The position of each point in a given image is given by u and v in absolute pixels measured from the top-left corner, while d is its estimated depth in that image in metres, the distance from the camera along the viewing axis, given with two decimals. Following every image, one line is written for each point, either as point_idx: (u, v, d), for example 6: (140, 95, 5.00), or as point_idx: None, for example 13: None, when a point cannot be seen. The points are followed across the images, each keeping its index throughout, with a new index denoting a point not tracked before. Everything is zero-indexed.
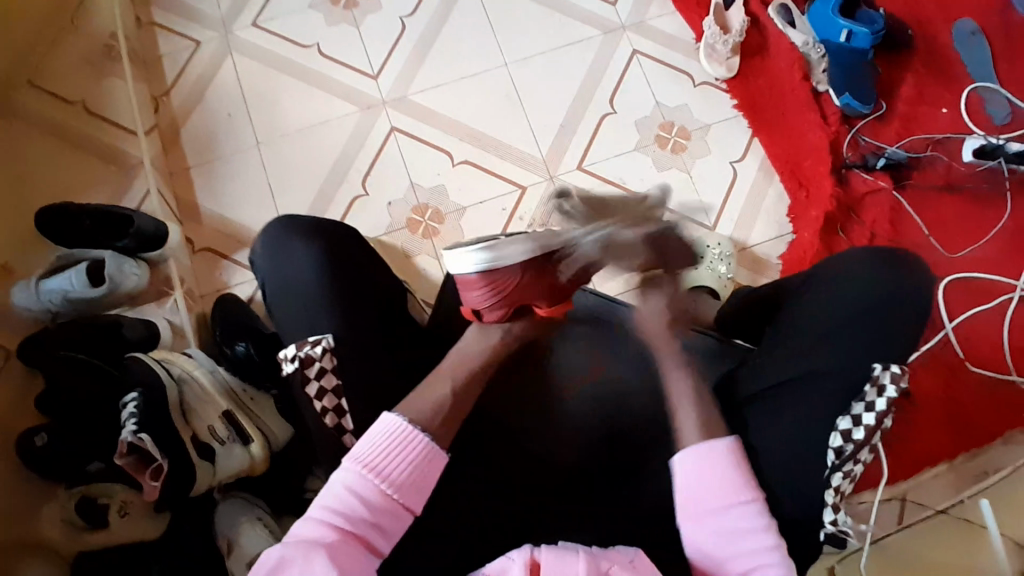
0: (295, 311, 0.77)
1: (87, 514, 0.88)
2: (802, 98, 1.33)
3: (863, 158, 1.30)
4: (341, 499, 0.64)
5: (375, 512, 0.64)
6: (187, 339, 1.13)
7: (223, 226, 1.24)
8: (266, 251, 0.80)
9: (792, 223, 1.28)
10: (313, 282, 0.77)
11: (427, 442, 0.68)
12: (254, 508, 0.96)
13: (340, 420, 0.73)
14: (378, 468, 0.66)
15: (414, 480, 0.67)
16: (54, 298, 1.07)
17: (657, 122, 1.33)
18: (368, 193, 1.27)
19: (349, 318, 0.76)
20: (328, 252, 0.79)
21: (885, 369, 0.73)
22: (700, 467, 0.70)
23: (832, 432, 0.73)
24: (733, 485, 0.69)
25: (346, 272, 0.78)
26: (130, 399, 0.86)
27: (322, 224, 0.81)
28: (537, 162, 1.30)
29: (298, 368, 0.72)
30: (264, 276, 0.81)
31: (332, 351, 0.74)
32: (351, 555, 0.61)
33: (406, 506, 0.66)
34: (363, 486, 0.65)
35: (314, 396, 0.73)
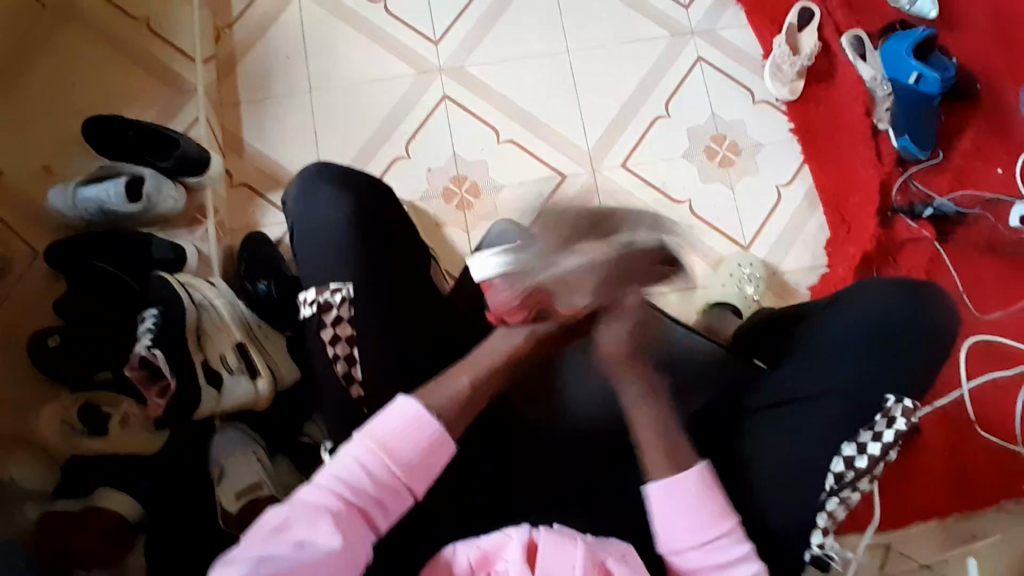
0: (317, 255, 0.75)
1: (88, 419, 0.91)
2: (861, 133, 1.29)
3: (911, 205, 1.27)
4: (350, 472, 0.61)
5: (381, 490, 0.61)
6: (211, 268, 1.13)
7: (263, 164, 1.25)
8: (297, 194, 0.79)
9: (828, 256, 1.26)
10: (336, 224, 0.76)
11: (440, 428, 0.63)
12: (253, 442, 0.97)
13: (350, 368, 0.70)
14: (391, 448, 0.62)
15: (423, 463, 0.63)
16: (90, 207, 1.08)
17: (710, 133, 1.31)
18: (410, 156, 1.27)
19: (371, 269, 0.74)
20: (351, 199, 0.78)
21: (898, 402, 0.72)
22: (679, 502, 0.64)
23: (835, 457, 0.71)
24: (705, 516, 0.63)
25: (370, 220, 0.77)
26: (150, 314, 0.91)
27: (353, 175, 0.81)
28: (583, 153, 1.29)
29: (315, 313, 0.72)
30: (289, 219, 0.80)
31: (351, 301, 0.73)
32: (352, 528, 0.59)
33: (412, 490, 0.63)
34: (373, 462, 0.61)
35: (326, 341, 0.71)
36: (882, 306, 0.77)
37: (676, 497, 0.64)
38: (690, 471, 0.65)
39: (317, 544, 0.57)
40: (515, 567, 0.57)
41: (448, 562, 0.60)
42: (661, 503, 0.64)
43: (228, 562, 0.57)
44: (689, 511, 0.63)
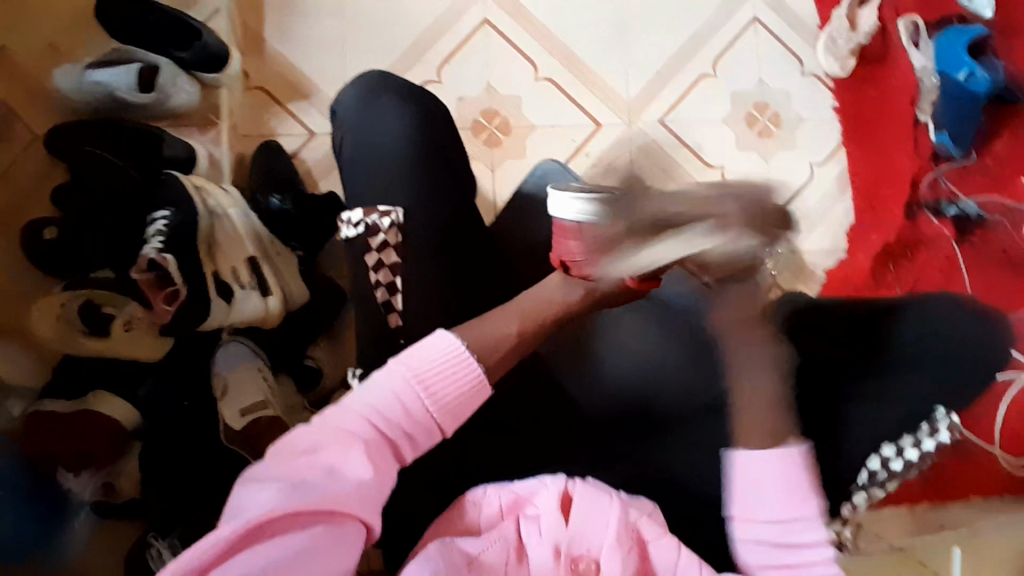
0: (364, 169, 0.72)
1: (88, 318, 0.84)
2: (905, 123, 1.24)
3: (938, 201, 1.22)
4: (385, 401, 0.57)
5: (413, 424, 0.58)
6: (223, 175, 1.07)
7: (285, 70, 1.17)
8: (354, 101, 0.75)
9: (849, 241, 1.26)
10: (393, 143, 0.72)
11: (479, 369, 0.60)
12: (258, 356, 0.94)
13: (392, 296, 0.67)
14: (428, 382, 0.58)
15: (459, 402, 0.59)
16: (97, 91, 0.99)
17: (754, 100, 1.27)
18: (441, 81, 1.20)
19: (421, 195, 0.71)
20: (412, 118, 0.74)
21: (946, 416, 0.72)
22: (772, 475, 0.61)
23: (872, 455, 0.71)
24: (795, 497, 0.61)
25: (431, 143, 0.73)
26: (161, 218, 0.85)
27: (414, 91, 0.76)
28: (622, 103, 1.23)
29: (363, 235, 0.68)
30: (341, 130, 0.75)
31: (400, 227, 0.69)
32: (382, 460, 0.56)
33: (443, 429, 0.59)
34: (408, 395, 0.58)
35: (370, 267, 0.68)
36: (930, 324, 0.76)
37: (771, 470, 0.61)
38: (795, 450, 0.62)
39: (346, 470, 0.54)
40: (548, 515, 0.58)
41: (475, 505, 0.60)
42: (744, 470, 0.62)
43: (247, 489, 0.53)
44: (780, 488, 0.61)
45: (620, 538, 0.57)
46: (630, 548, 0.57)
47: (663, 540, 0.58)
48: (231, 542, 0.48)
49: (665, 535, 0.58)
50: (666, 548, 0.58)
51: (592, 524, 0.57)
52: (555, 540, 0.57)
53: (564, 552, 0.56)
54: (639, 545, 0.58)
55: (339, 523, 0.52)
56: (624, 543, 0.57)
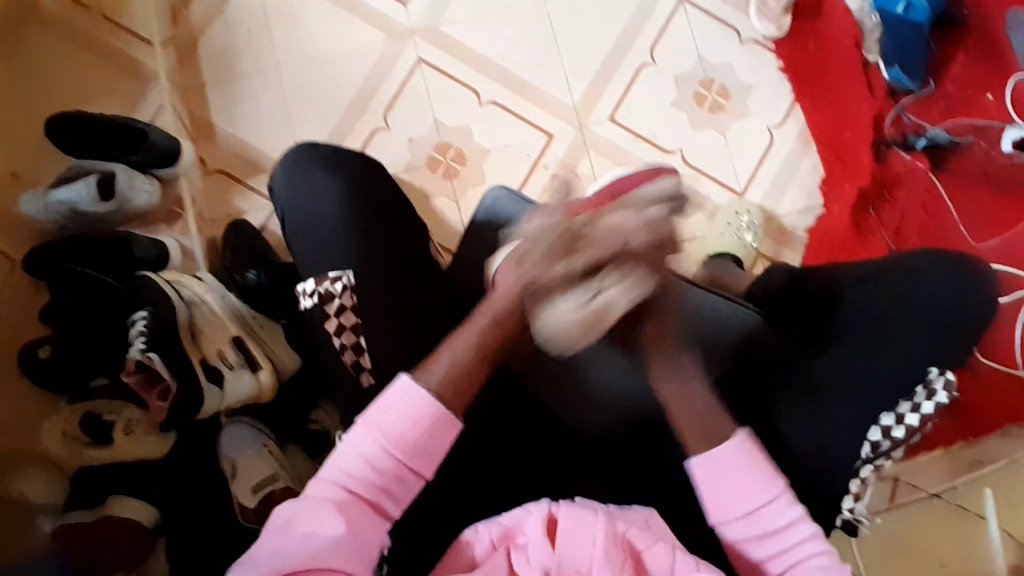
0: (304, 247, 0.75)
1: (90, 429, 0.90)
2: (853, 67, 1.24)
3: (904, 136, 1.22)
4: (355, 461, 0.60)
5: (386, 477, 0.60)
6: (197, 263, 1.10)
7: (238, 148, 1.20)
8: (286, 177, 0.77)
9: (825, 195, 1.23)
10: (328, 210, 0.75)
11: (437, 404, 0.61)
12: (261, 433, 0.95)
13: (358, 357, 0.70)
14: (393, 432, 0.60)
15: (427, 442, 0.61)
16: (62, 209, 1.04)
17: (698, 77, 1.27)
18: (389, 127, 1.22)
19: (367, 257, 0.73)
20: (344, 182, 0.76)
21: (940, 375, 0.72)
22: (722, 474, 0.64)
23: (873, 428, 0.72)
24: (760, 479, 0.64)
25: (366, 202, 0.76)
26: (140, 318, 0.88)
27: (342, 154, 0.79)
28: (569, 109, 1.24)
29: (318, 304, 0.72)
30: (280, 204, 0.78)
31: (353, 288, 0.73)
32: (359, 519, 0.58)
33: (417, 473, 0.61)
34: (376, 451, 0.60)
35: (332, 332, 0.71)
36: (921, 282, 0.74)
37: (717, 471, 0.64)
38: (732, 441, 0.65)
39: (323, 536, 0.56)
40: (533, 541, 0.59)
41: (469, 544, 0.61)
42: (705, 474, 0.64)
43: (238, 571, 0.56)
44: (731, 487, 0.64)
45: (611, 551, 0.58)
46: (624, 559, 0.59)
47: (657, 546, 0.60)
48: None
49: (657, 542, 0.61)
50: (660, 552, 0.60)
51: (577, 543, 0.59)
52: (542, 565, 0.58)
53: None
54: (632, 556, 0.60)
55: None
56: (616, 558, 0.58)
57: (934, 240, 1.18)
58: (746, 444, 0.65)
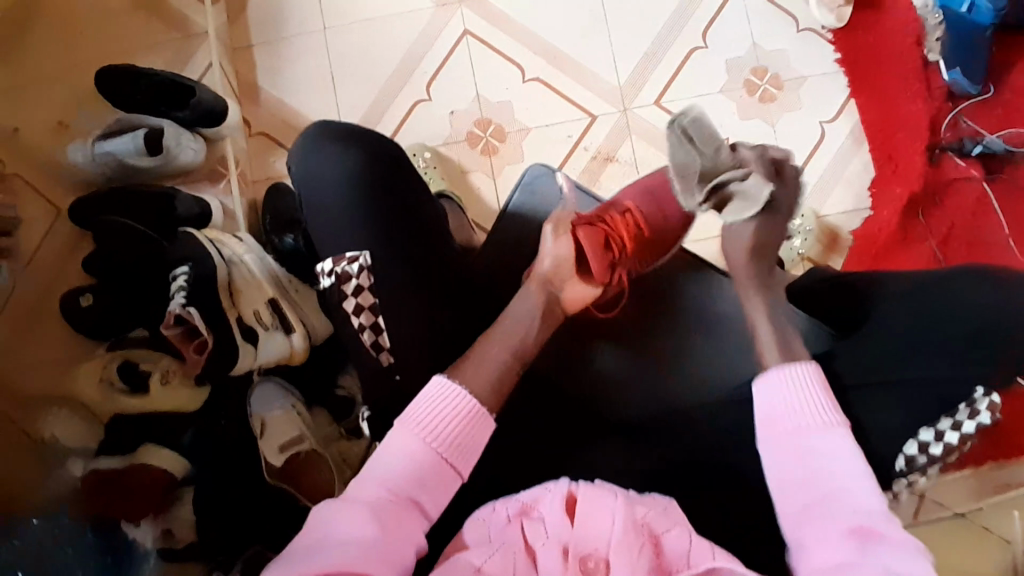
0: (329, 220, 0.76)
1: (127, 377, 0.91)
2: (909, 65, 1.20)
3: (960, 141, 1.17)
4: (395, 461, 0.63)
5: (427, 474, 0.63)
6: (237, 223, 1.11)
7: (281, 112, 1.20)
8: (302, 152, 0.78)
9: (872, 197, 1.19)
10: (353, 181, 0.75)
11: (472, 401, 0.66)
12: (289, 394, 0.98)
13: (376, 337, 0.72)
14: (431, 430, 0.64)
15: (462, 441, 0.65)
16: (109, 161, 1.06)
17: (749, 65, 1.23)
18: (431, 98, 1.22)
19: (390, 230, 0.74)
20: (366, 155, 0.76)
21: (986, 395, 0.69)
22: (785, 388, 0.70)
23: (909, 440, 0.70)
24: (818, 401, 0.68)
25: (386, 177, 0.76)
26: (180, 274, 0.89)
27: (356, 131, 0.79)
28: (614, 91, 1.22)
29: (335, 284, 0.73)
30: (298, 178, 0.79)
31: (370, 269, 0.73)
32: (397, 514, 0.60)
33: (456, 470, 0.64)
34: (415, 449, 0.63)
35: (350, 312, 0.73)
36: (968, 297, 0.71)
37: (785, 391, 0.70)
38: (802, 364, 0.70)
39: (362, 527, 0.58)
40: (553, 518, 0.60)
41: (487, 520, 0.62)
42: (769, 392, 0.71)
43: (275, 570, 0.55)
44: (791, 414, 0.68)
45: (628, 533, 0.58)
46: (643, 542, 0.58)
47: (675, 530, 0.60)
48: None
49: (676, 526, 0.61)
50: (678, 537, 0.60)
51: (595, 520, 0.59)
52: (560, 539, 0.59)
53: (572, 552, 0.58)
54: (652, 540, 0.59)
55: None
56: (633, 541, 0.58)
57: (983, 253, 1.14)
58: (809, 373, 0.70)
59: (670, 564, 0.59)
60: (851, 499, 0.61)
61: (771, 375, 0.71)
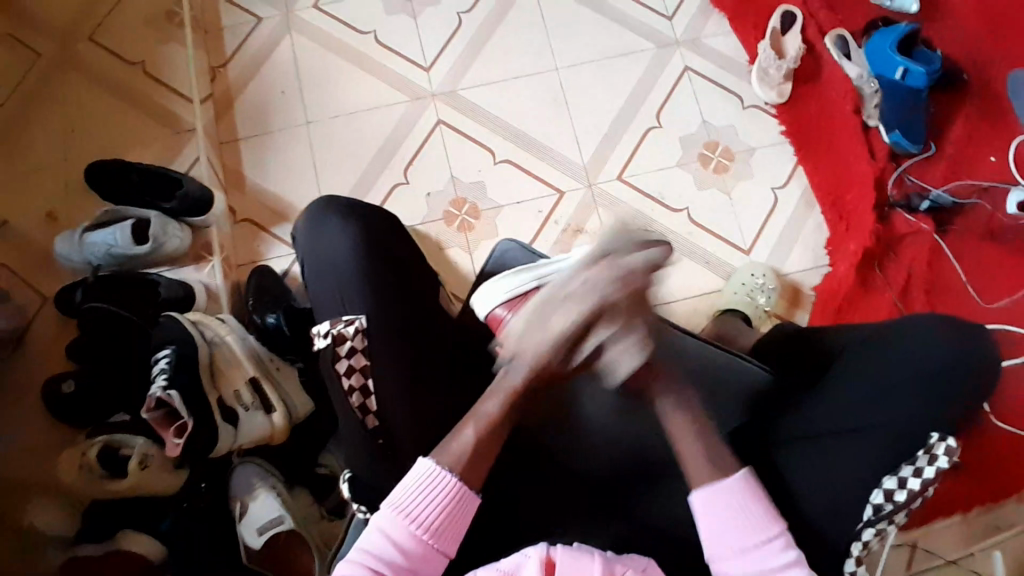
0: (327, 288, 0.79)
1: (110, 463, 0.90)
2: (850, 133, 1.29)
3: (908, 198, 1.25)
4: (378, 545, 0.65)
5: (412, 558, 0.65)
6: (220, 305, 1.14)
7: (265, 198, 1.26)
8: (308, 231, 0.83)
9: (830, 255, 1.26)
10: (346, 256, 0.80)
11: (454, 479, 0.67)
12: (269, 475, 0.96)
13: (365, 399, 0.73)
14: (412, 514, 0.66)
15: (444, 520, 0.66)
16: (97, 251, 1.11)
17: (703, 140, 1.33)
18: (409, 181, 1.29)
19: (376, 305, 0.77)
20: (360, 231, 0.81)
21: (942, 440, 0.70)
22: (727, 507, 0.67)
23: (875, 490, 0.71)
24: (756, 518, 0.66)
25: (379, 253, 0.81)
26: (164, 355, 0.91)
27: (356, 208, 0.84)
28: (579, 168, 1.30)
29: (330, 345, 0.74)
30: (301, 254, 0.84)
31: (364, 332, 0.75)
32: None
33: (444, 551, 0.66)
34: (399, 533, 0.65)
35: (342, 373, 0.73)
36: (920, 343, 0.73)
37: (716, 506, 0.67)
38: (730, 480, 0.68)
39: None
40: None
41: None
42: (704, 509, 0.67)
43: None
44: (732, 533, 0.66)
45: None
46: None
47: None
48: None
49: None
50: None
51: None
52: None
53: None
54: None
55: None
56: None
57: (941, 299, 1.20)
58: (745, 481, 0.67)
59: None
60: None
61: (703, 490, 0.68)
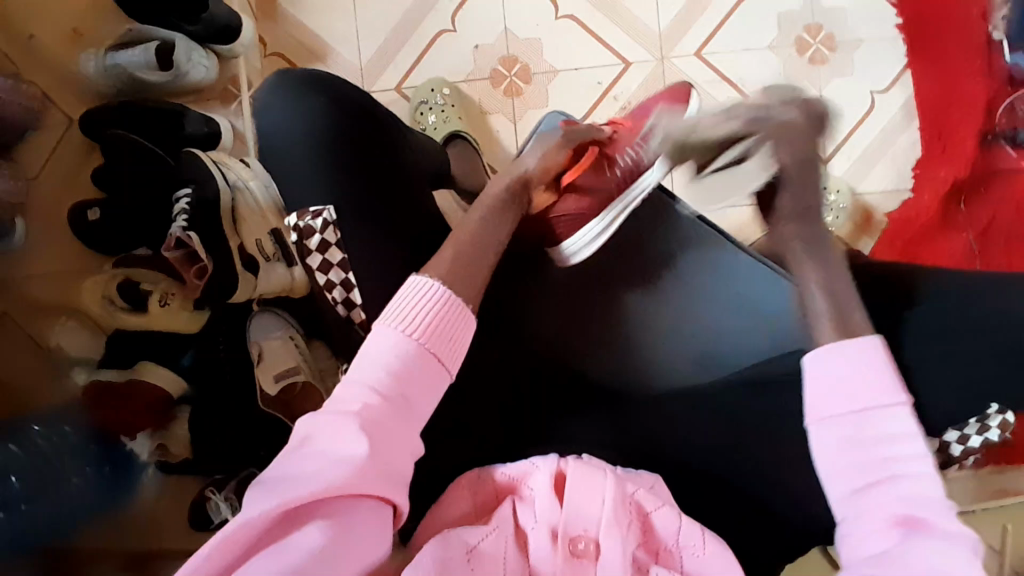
0: (297, 172, 0.70)
1: (128, 295, 0.88)
2: (975, 38, 1.09)
3: (1015, 129, 1.08)
4: (376, 366, 0.56)
5: (409, 374, 0.56)
6: (246, 147, 1.12)
7: (300, 33, 1.17)
8: (272, 100, 0.72)
9: (916, 177, 1.12)
10: (315, 137, 0.70)
11: (445, 289, 0.60)
12: (288, 325, 0.98)
13: (347, 294, 0.69)
14: (411, 323, 0.58)
15: (441, 328, 0.59)
16: (120, 73, 1.02)
17: (803, 21, 1.14)
18: (457, 30, 1.16)
19: (354, 195, 0.69)
20: (331, 110, 0.71)
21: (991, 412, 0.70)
22: (849, 365, 0.57)
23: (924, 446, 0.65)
24: (889, 383, 0.56)
25: (355, 135, 0.71)
26: (184, 196, 0.88)
27: (324, 79, 0.72)
28: (653, 37, 1.14)
29: (300, 240, 0.70)
30: (264, 126, 0.73)
31: (335, 224, 0.69)
32: (383, 427, 0.53)
33: (446, 369, 0.59)
34: (398, 352, 0.57)
35: (316, 267, 0.70)
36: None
37: (842, 365, 0.57)
38: (865, 338, 0.58)
39: (341, 439, 0.51)
40: (541, 496, 0.57)
41: (471, 492, 0.60)
42: (817, 372, 0.58)
43: (254, 493, 0.49)
44: (848, 388, 0.56)
45: (617, 514, 0.56)
46: (631, 522, 0.57)
47: (664, 509, 0.58)
48: (232, 557, 0.45)
49: (665, 504, 0.58)
50: (667, 516, 0.57)
51: (587, 501, 0.56)
52: (550, 522, 0.56)
53: (562, 534, 0.55)
54: (640, 517, 0.57)
55: (348, 515, 0.48)
56: (621, 520, 0.56)
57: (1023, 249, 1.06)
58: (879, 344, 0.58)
59: (653, 539, 0.57)
60: (903, 465, 0.53)
61: (826, 350, 0.59)
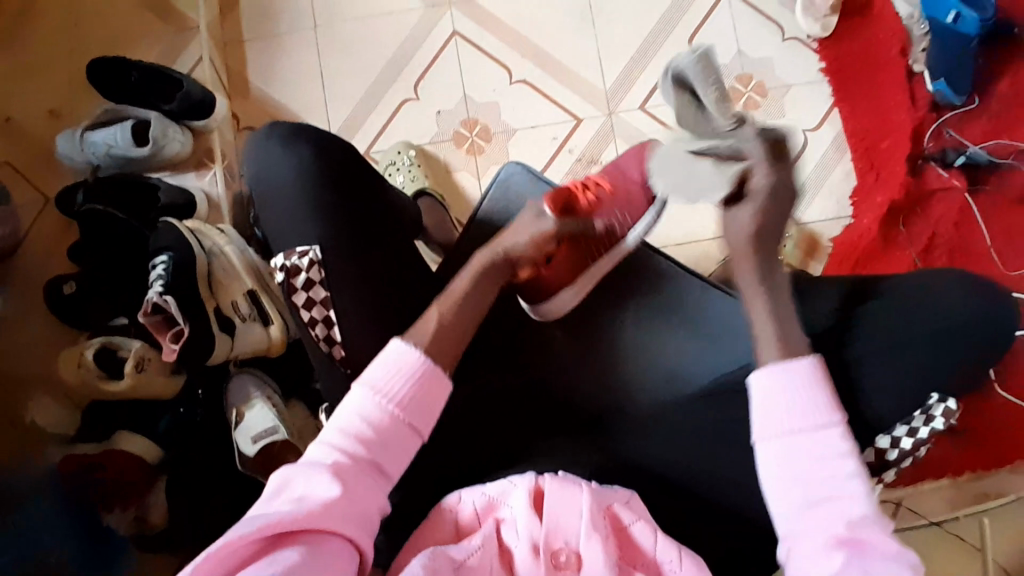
0: (281, 217, 0.74)
1: (106, 363, 0.90)
2: (894, 74, 1.20)
3: (943, 152, 1.16)
4: (352, 426, 0.58)
5: (382, 438, 0.58)
6: (221, 214, 1.11)
7: (270, 108, 1.23)
8: (253, 149, 0.76)
9: (854, 205, 1.19)
10: (296, 179, 0.73)
11: (419, 354, 0.61)
12: (265, 383, 0.97)
13: (329, 330, 0.71)
14: (386, 390, 0.59)
15: (416, 395, 0.60)
16: (99, 152, 1.08)
17: (736, 72, 1.25)
18: (420, 97, 1.23)
19: (335, 234, 0.72)
20: (314, 153, 0.74)
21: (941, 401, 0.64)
22: (787, 391, 0.59)
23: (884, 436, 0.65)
24: (823, 402, 0.58)
25: (332, 176, 0.74)
26: (160, 262, 0.90)
27: (303, 127, 0.76)
28: (600, 94, 1.23)
29: (285, 278, 0.71)
30: (249, 178, 0.77)
31: (321, 264, 0.72)
32: (358, 484, 0.55)
33: (418, 433, 0.60)
34: (373, 416, 0.58)
35: (300, 305, 0.71)
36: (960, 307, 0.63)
37: (782, 390, 0.59)
38: (800, 361, 0.60)
39: (315, 492, 0.53)
40: (518, 514, 0.58)
41: (452, 511, 0.61)
42: (769, 388, 0.59)
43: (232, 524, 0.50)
44: (793, 416, 0.58)
45: (594, 523, 0.57)
46: (607, 531, 0.58)
47: (640, 523, 0.59)
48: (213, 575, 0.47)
49: (640, 520, 0.59)
50: (643, 530, 0.59)
51: (565, 513, 0.58)
52: (530, 537, 0.57)
53: (543, 549, 0.56)
54: (617, 530, 0.59)
55: (321, 548, 0.50)
56: (599, 530, 0.57)
57: (961, 262, 1.13)
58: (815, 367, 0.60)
59: (634, 554, 0.58)
60: (846, 487, 0.55)
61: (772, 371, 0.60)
